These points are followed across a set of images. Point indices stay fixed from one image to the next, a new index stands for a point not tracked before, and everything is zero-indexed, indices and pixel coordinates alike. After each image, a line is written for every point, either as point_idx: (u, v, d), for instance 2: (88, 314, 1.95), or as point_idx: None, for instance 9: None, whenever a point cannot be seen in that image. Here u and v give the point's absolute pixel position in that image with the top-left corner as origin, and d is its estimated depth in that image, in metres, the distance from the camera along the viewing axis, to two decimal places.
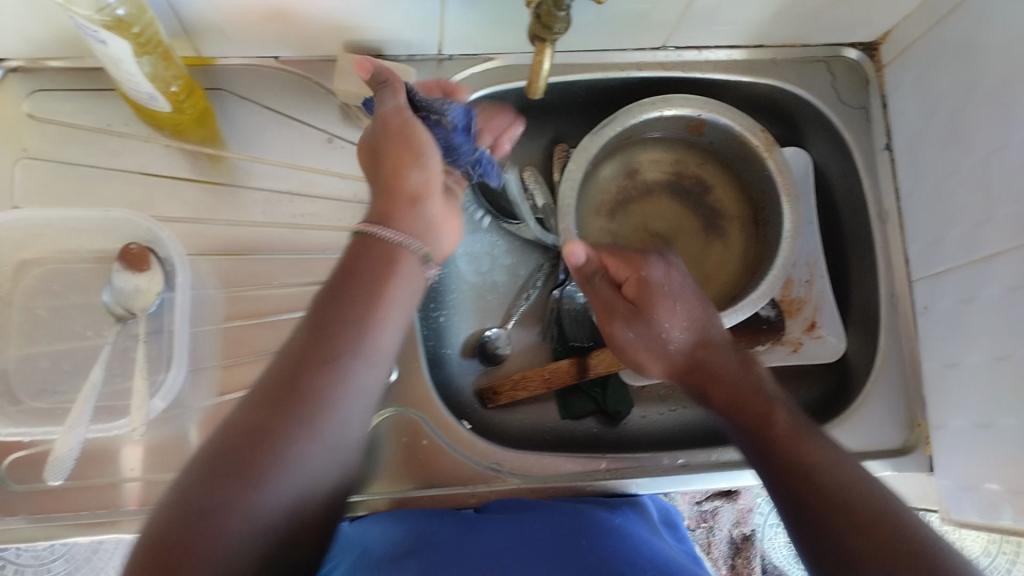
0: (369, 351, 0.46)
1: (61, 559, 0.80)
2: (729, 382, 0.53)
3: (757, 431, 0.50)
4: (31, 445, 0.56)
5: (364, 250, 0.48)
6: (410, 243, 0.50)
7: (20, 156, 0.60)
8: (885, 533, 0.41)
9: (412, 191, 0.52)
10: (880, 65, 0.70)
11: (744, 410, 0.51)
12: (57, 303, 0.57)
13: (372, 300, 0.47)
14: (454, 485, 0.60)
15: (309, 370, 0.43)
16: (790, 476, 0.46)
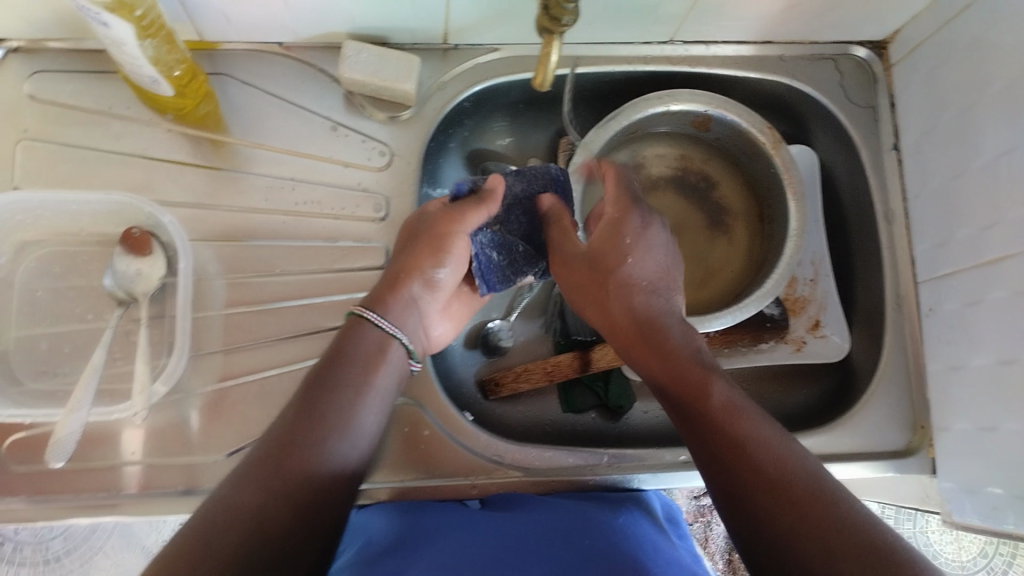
0: (353, 430, 0.48)
1: (61, 537, 0.83)
2: (662, 355, 0.51)
3: (691, 404, 0.48)
4: (30, 428, 0.56)
5: (356, 333, 0.52)
6: (397, 338, 0.53)
7: (23, 138, 0.60)
8: (816, 522, 0.40)
9: (411, 291, 0.55)
10: (889, 64, 0.70)
11: (678, 385, 0.49)
12: (57, 285, 0.57)
13: (360, 382, 0.50)
14: (454, 477, 0.60)
15: (300, 445, 0.45)
16: (721, 458, 0.45)
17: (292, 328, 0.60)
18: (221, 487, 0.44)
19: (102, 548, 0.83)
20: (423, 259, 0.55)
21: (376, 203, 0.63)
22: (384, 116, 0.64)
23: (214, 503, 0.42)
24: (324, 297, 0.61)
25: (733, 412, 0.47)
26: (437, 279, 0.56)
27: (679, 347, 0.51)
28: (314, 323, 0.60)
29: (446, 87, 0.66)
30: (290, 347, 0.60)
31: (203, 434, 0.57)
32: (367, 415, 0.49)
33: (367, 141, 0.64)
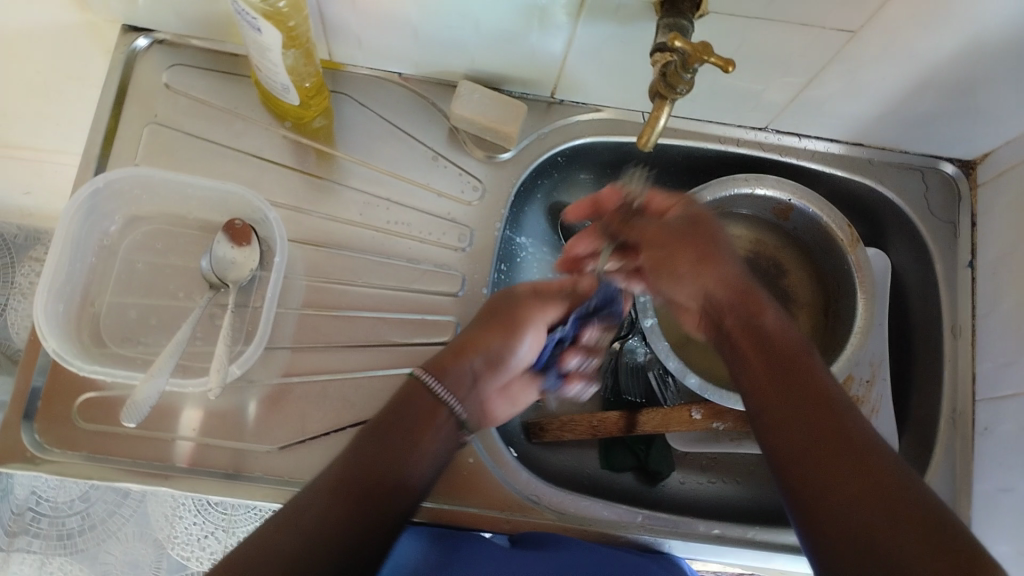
0: (406, 465, 0.52)
1: (78, 515, 0.84)
2: (802, 377, 0.51)
3: (788, 380, 0.51)
4: (104, 387, 0.59)
5: (416, 400, 0.55)
6: (451, 405, 0.56)
7: (151, 121, 0.64)
8: (888, 494, 0.43)
9: (472, 365, 0.58)
10: (975, 184, 0.71)
11: (778, 358, 0.53)
12: (156, 260, 0.60)
13: (416, 424, 0.54)
14: (490, 509, 0.61)
15: (354, 478, 0.50)
16: (809, 423, 0.49)
17: (361, 339, 0.63)
18: (288, 510, 0.48)
19: (117, 533, 0.84)
20: (490, 338, 0.59)
21: (461, 234, 0.66)
22: (483, 155, 0.67)
23: (286, 532, 0.47)
24: (398, 313, 0.64)
25: (866, 439, 0.47)
26: (503, 357, 0.59)
27: (825, 376, 0.52)
28: (384, 337, 0.63)
29: (545, 137, 0.69)
30: (358, 355, 0.62)
31: (259, 424, 0.60)
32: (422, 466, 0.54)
33: (464, 175, 0.67)
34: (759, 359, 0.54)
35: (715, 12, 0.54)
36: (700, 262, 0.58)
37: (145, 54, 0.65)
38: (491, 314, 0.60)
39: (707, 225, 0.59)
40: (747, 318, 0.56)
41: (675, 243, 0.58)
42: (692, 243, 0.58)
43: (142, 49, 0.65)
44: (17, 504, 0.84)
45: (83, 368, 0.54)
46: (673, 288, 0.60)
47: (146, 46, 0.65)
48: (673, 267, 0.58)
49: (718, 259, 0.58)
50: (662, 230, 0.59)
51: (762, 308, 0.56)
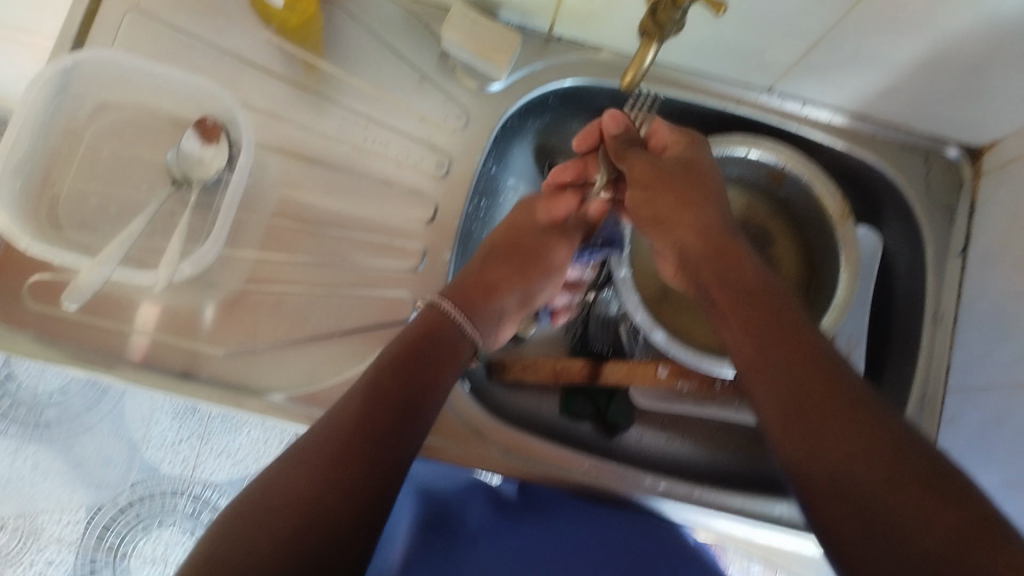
0: (415, 424, 0.51)
1: (57, 407, 0.98)
2: (785, 344, 0.47)
3: (756, 326, 0.49)
4: (57, 271, 0.58)
5: (433, 321, 0.56)
6: (467, 335, 0.58)
7: (134, 8, 0.62)
8: (884, 473, 0.40)
9: (501, 303, 0.63)
10: (978, 172, 0.68)
11: (756, 301, 0.50)
12: (123, 149, 0.59)
13: (427, 380, 0.53)
14: (433, 438, 0.60)
15: (362, 434, 0.47)
16: (789, 376, 0.46)
17: (326, 255, 0.61)
18: (318, 426, 0.48)
19: (92, 429, 0.98)
20: (517, 275, 0.64)
21: (439, 161, 0.64)
22: (473, 84, 0.65)
23: (315, 445, 0.46)
24: (366, 234, 0.62)
25: (859, 398, 0.44)
26: (532, 294, 0.66)
27: (803, 336, 0.48)
28: (348, 256, 0.62)
29: (538, 73, 0.66)
30: (319, 271, 0.61)
31: (214, 328, 0.59)
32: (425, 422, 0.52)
33: (450, 101, 0.65)
34: (741, 327, 0.50)
35: None
36: (690, 202, 0.57)
37: None
38: (518, 246, 0.65)
39: (698, 167, 0.59)
40: (723, 270, 0.53)
41: (663, 178, 0.58)
42: (671, 187, 0.57)
43: None
44: (31, 394, 0.98)
45: (33, 248, 0.53)
46: (659, 233, 0.59)
47: None
48: (658, 210, 0.58)
49: (704, 202, 0.57)
50: (655, 169, 0.59)
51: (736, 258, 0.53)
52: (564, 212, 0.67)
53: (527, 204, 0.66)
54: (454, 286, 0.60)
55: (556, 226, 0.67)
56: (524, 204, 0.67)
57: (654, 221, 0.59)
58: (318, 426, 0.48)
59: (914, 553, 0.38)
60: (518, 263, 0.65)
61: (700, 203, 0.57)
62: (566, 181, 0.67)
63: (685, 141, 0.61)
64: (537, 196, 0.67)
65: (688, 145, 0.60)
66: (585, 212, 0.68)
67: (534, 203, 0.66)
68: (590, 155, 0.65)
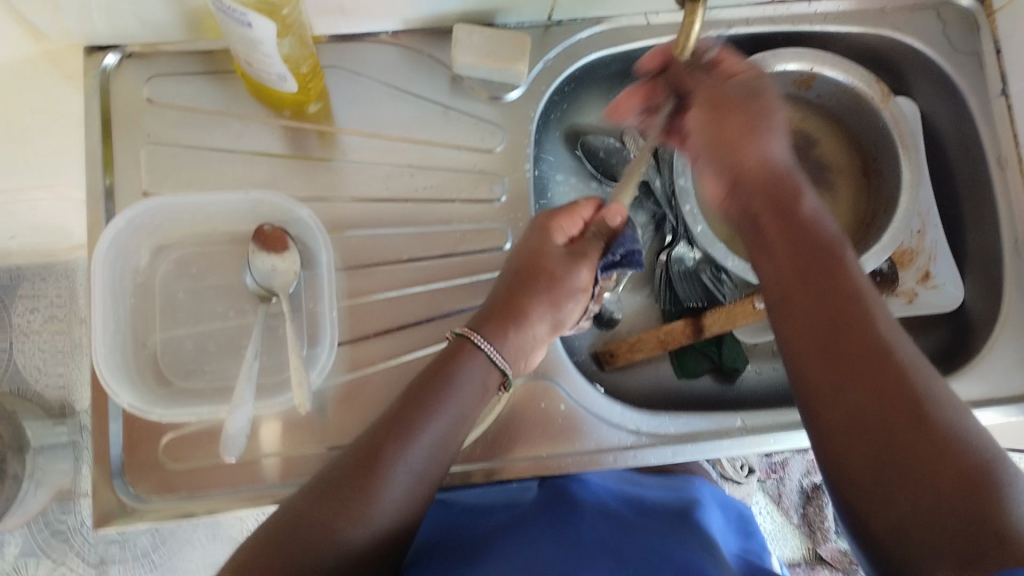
0: (427, 471, 0.50)
1: (149, 534, 0.87)
2: (825, 276, 0.48)
3: (809, 259, 0.49)
4: (182, 426, 0.58)
5: (466, 358, 0.54)
6: (501, 365, 0.55)
7: (147, 143, 0.61)
8: (913, 429, 0.41)
9: (534, 328, 0.58)
10: (991, 9, 0.69)
11: (802, 240, 0.50)
12: (196, 285, 0.58)
13: (444, 436, 0.51)
14: (591, 450, 0.61)
15: (368, 479, 0.47)
16: (831, 306, 0.47)
17: (421, 314, 0.61)
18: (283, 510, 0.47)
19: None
20: (549, 297, 0.58)
21: (494, 184, 0.63)
22: (491, 96, 0.64)
23: (329, 491, 0.47)
24: (451, 280, 0.62)
25: (897, 349, 0.44)
26: (560, 318, 0.60)
27: (856, 278, 0.48)
28: (444, 306, 0.61)
29: (551, 63, 0.65)
30: (422, 331, 0.61)
31: (343, 423, 0.59)
32: (416, 451, 0.50)
33: (479, 122, 0.64)
34: (786, 268, 0.49)
35: None
36: (751, 130, 0.55)
37: (118, 69, 0.61)
38: (541, 271, 0.58)
39: (767, 96, 0.56)
40: (776, 204, 0.52)
41: (720, 106, 0.56)
42: (744, 113, 0.55)
43: (112, 66, 0.61)
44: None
45: (165, 415, 0.54)
46: (709, 155, 0.56)
47: (116, 62, 0.61)
48: (722, 130, 0.55)
49: (768, 131, 0.55)
50: (724, 91, 0.56)
51: (795, 196, 0.52)
52: (578, 232, 0.61)
53: (538, 227, 0.59)
54: (484, 320, 0.57)
55: (572, 248, 0.60)
56: (531, 243, 0.59)
57: (708, 143, 0.56)
58: (321, 479, 0.48)
59: (930, 497, 0.39)
60: (538, 286, 0.58)
61: (747, 133, 0.55)
62: (628, 112, 0.63)
63: (752, 73, 0.57)
64: (548, 214, 0.60)
65: (754, 74, 0.57)
66: (600, 220, 0.60)
67: (544, 227, 0.59)
68: (654, 81, 0.61)
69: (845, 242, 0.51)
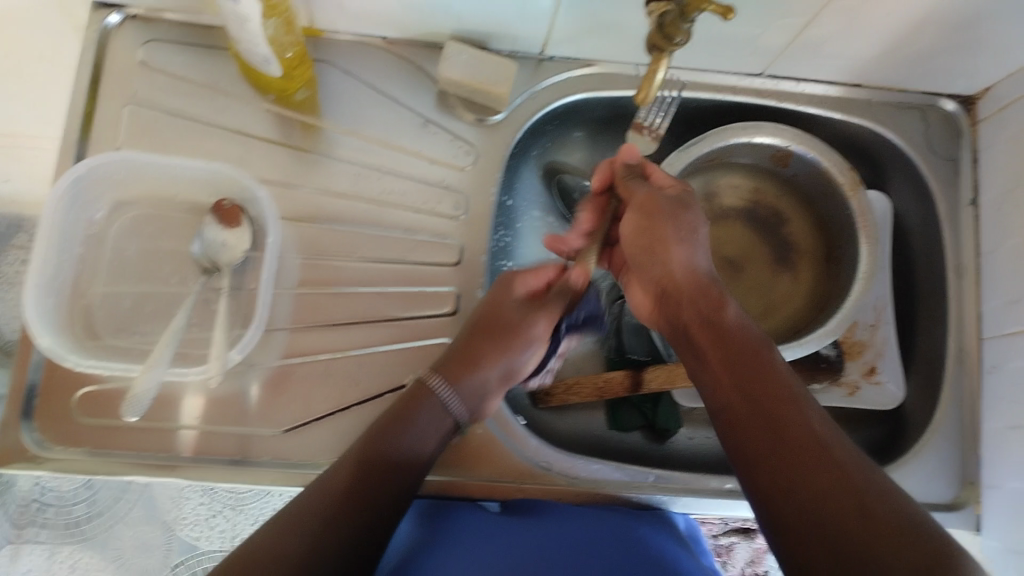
0: (414, 451, 0.54)
1: (84, 503, 0.85)
2: (760, 380, 0.49)
3: (746, 366, 0.50)
4: (103, 381, 0.58)
5: (424, 402, 0.55)
6: (452, 412, 0.56)
7: (129, 101, 0.62)
8: (855, 522, 0.41)
9: (486, 376, 0.58)
10: (975, 119, 0.70)
11: (738, 345, 0.51)
12: (146, 247, 0.59)
13: (435, 414, 0.55)
14: (501, 478, 0.61)
15: (376, 465, 0.51)
16: (766, 407, 0.48)
17: (363, 314, 0.61)
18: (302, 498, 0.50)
19: (124, 519, 0.87)
20: (511, 341, 0.59)
21: (457, 202, 0.64)
22: (474, 118, 0.65)
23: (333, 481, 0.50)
24: (398, 286, 0.62)
25: (837, 445, 0.45)
26: (514, 367, 0.60)
27: (786, 383, 0.49)
28: (386, 311, 0.62)
29: (536, 96, 0.67)
30: (359, 331, 0.61)
31: (263, 408, 0.58)
32: (416, 431, 0.54)
33: (455, 140, 0.65)
34: (720, 363, 0.51)
35: None
36: (671, 238, 0.56)
37: (118, 30, 0.63)
38: (502, 323, 0.59)
39: (692, 209, 0.57)
40: (706, 315, 0.53)
41: (653, 216, 0.57)
42: (670, 221, 0.56)
43: (113, 25, 0.63)
44: (22, 495, 0.84)
45: (79, 364, 0.53)
46: (650, 272, 0.57)
47: (118, 23, 0.63)
48: (647, 242, 0.57)
49: (686, 241, 0.56)
50: (657, 201, 0.57)
51: (722, 302, 0.53)
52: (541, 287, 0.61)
53: (505, 279, 0.60)
54: (443, 363, 0.58)
55: (535, 302, 0.61)
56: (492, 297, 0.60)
57: (631, 241, 0.59)
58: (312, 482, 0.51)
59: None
60: (495, 341, 0.58)
61: (679, 245, 0.56)
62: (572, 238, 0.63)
63: (678, 187, 0.59)
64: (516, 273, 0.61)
65: (678, 191, 0.59)
66: (567, 282, 0.61)
67: (508, 282, 0.60)
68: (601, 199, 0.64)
69: (772, 347, 0.52)
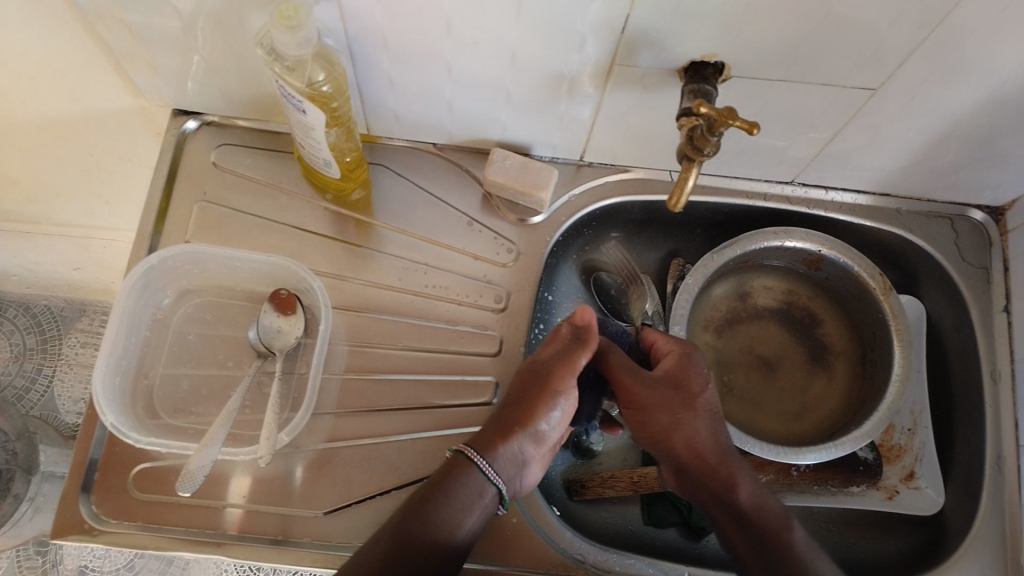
0: (459, 529, 0.52)
1: None
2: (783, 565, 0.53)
3: (765, 551, 0.54)
4: (157, 459, 0.61)
5: (459, 475, 0.53)
6: (498, 485, 0.53)
7: (200, 199, 0.67)
8: None
9: (524, 445, 0.54)
10: (1005, 230, 0.72)
11: (757, 526, 0.55)
12: (207, 332, 0.63)
13: (475, 490, 0.53)
14: (534, 570, 0.61)
15: (414, 538, 0.51)
16: None
17: (404, 401, 0.64)
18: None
19: None
20: (535, 408, 0.54)
21: (498, 296, 0.68)
22: (516, 219, 0.70)
23: (372, 551, 0.50)
24: (438, 375, 0.65)
25: None
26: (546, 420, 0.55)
27: (809, 564, 0.53)
28: (427, 399, 0.64)
29: (576, 199, 0.71)
30: (400, 418, 0.63)
31: (306, 489, 0.61)
32: (473, 515, 0.53)
33: (498, 238, 0.69)
34: (743, 546, 0.55)
35: (740, 76, 0.56)
36: (673, 420, 0.56)
37: (194, 134, 0.69)
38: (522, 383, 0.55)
39: (688, 382, 0.57)
40: (720, 494, 0.56)
41: (644, 405, 0.56)
42: (668, 404, 0.56)
43: (192, 130, 0.68)
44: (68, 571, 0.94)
45: (139, 441, 0.56)
46: (658, 449, 0.58)
47: (195, 127, 0.69)
48: (649, 425, 0.57)
49: (690, 416, 0.56)
50: (642, 385, 0.56)
51: (733, 484, 0.55)
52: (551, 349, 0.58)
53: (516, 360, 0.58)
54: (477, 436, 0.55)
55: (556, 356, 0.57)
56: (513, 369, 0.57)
57: (637, 426, 0.58)
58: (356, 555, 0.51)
59: None
60: (519, 399, 0.55)
61: (679, 427, 0.56)
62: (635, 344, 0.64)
63: (678, 352, 0.58)
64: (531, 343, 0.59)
65: (681, 359, 0.58)
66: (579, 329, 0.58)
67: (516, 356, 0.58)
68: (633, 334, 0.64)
69: (788, 516, 0.56)
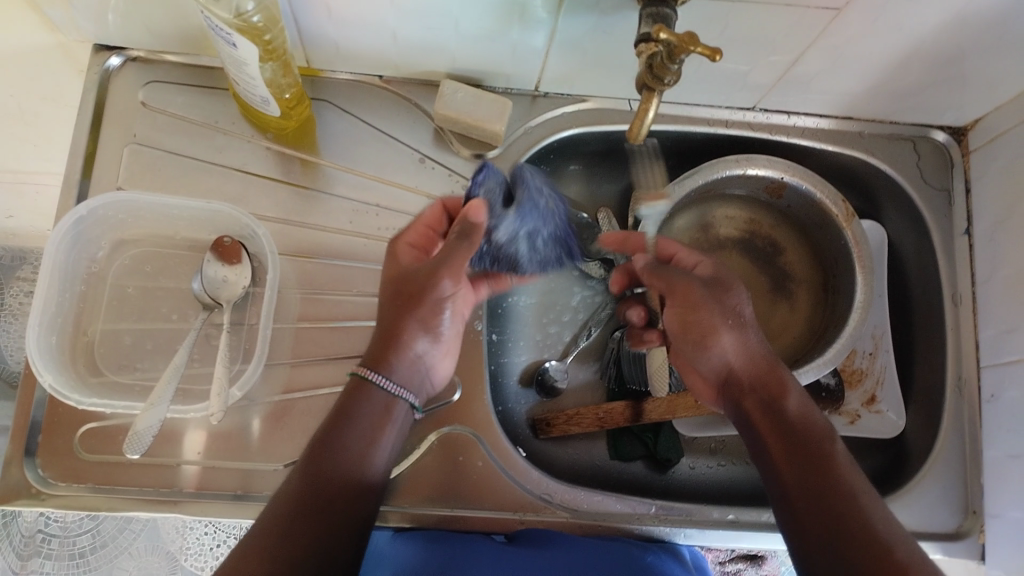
0: (369, 449, 0.51)
1: (88, 534, 0.87)
2: (819, 465, 0.51)
3: (802, 453, 0.52)
4: (104, 418, 0.58)
5: (365, 400, 0.52)
6: (405, 398, 0.54)
7: (131, 142, 0.63)
8: None
9: (417, 347, 0.54)
10: (966, 150, 0.71)
11: (800, 431, 0.53)
12: (147, 284, 0.60)
13: (375, 407, 0.52)
14: (501, 511, 0.61)
15: (334, 465, 0.49)
16: (821, 491, 0.49)
17: (361, 348, 0.62)
18: (252, 530, 0.46)
19: (128, 549, 0.86)
20: (418, 316, 0.54)
21: None
22: (470, 153, 0.67)
23: (301, 483, 0.48)
24: None
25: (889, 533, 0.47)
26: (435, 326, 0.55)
27: (847, 473, 0.50)
28: None
29: (532, 131, 0.68)
30: (357, 365, 0.61)
31: (263, 440, 0.59)
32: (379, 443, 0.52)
33: (452, 175, 0.66)
34: (779, 450, 0.53)
35: None
36: (716, 316, 0.57)
37: (120, 71, 0.64)
38: (406, 290, 0.54)
39: (733, 291, 0.58)
40: (764, 399, 0.55)
41: (688, 302, 0.58)
42: (714, 305, 0.57)
43: (115, 67, 0.63)
44: (27, 527, 0.86)
45: (82, 402, 0.54)
46: (700, 354, 0.58)
47: (119, 64, 0.64)
48: (690, 324, 0.58)
49: (738, 318, 0.57)
50: (693, 290, 0.58)
51: (785, 392, 0.54)
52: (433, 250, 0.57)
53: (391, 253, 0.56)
54: (371, 349, 0.54)
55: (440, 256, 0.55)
56: (396, 269, 0.55)
57: (677, 331, 0.59)
58: (279, 489, 0.48)
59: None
60: (408, 307, 0.54)
61: (720, 325, 0.56)
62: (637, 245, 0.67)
63: (722, 267, 0.60)
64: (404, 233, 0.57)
65: (725, 274, 0.60)
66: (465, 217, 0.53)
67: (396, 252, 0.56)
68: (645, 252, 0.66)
69: (835, 431, 0.54)
